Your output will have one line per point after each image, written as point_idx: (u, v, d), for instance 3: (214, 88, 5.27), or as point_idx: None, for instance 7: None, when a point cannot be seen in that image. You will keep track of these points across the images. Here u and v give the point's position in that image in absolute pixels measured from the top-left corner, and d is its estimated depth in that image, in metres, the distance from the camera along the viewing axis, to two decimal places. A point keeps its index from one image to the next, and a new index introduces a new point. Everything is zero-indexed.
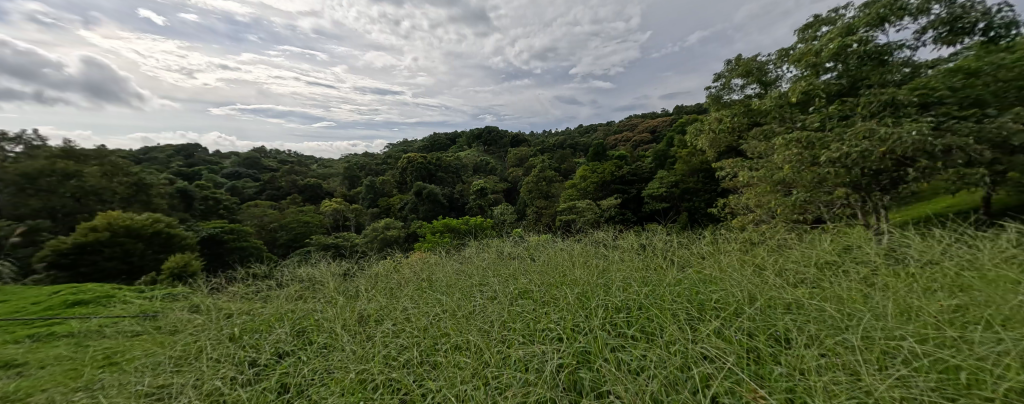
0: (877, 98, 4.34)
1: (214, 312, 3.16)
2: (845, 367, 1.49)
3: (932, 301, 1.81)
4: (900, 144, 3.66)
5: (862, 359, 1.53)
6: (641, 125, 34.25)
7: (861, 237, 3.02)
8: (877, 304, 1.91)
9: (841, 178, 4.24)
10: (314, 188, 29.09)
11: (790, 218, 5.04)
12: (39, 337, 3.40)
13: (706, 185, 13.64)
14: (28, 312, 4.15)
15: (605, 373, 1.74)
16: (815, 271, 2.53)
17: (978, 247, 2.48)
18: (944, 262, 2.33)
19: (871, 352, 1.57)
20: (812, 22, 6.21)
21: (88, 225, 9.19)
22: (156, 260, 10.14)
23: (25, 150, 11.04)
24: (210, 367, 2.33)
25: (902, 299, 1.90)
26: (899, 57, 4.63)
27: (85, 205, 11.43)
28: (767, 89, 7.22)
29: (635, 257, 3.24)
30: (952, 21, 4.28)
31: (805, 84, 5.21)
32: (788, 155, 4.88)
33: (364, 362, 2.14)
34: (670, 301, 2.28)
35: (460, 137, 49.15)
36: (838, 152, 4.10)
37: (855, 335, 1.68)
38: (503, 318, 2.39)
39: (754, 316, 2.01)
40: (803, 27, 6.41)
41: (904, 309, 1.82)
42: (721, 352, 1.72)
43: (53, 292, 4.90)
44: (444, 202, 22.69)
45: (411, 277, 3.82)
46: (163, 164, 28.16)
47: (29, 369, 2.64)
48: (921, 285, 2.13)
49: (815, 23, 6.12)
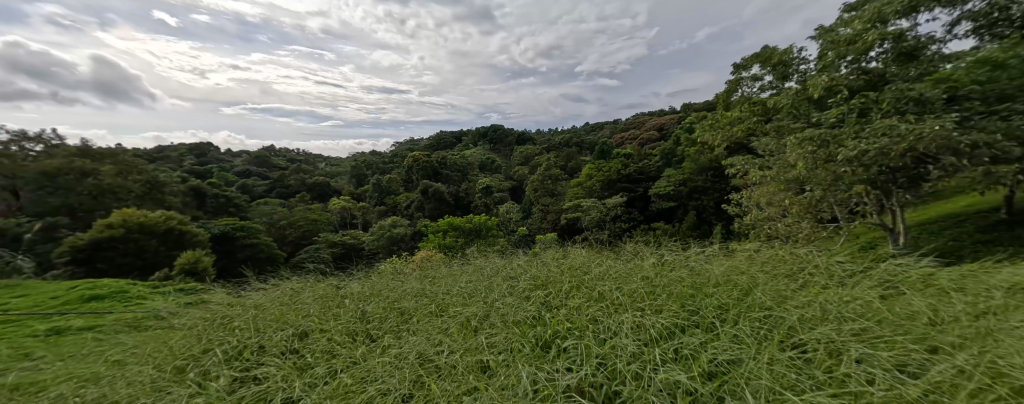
0: (903, 93, 4.10)
1: (218, 312, 3.19)
2: (881, 380, 1.40)
3: (980, 320, 1.71)
4: (922, 140, 3.49)
5: (889, 367, 1.47)
6: (650, 123, 33.72)
7: (884, 248, 2.89)
8: (908, 319, 1.84)
9: (857, 176, 4.07)
10: (322, 186, 29.51)
11: (802, 216, 4.94)
12: (56, 331, 3.51)
13: (715, 184, 13.47)
14: (47, 305, 4.27)
15: (617, 376, 1.67)
16: (832, 277, 2.45)
17: (1005, 264, 2.39)
18: (970, 274, 2.26)
19: (902, 367, 1.48)
20: (855, 9, 5.15)
21: (104, 221, 9.33)
22: (169, 257, 10.37)
23: (44, 149, 11.16)
24: (210, 373, 2.33)
25: (943, 317, 1.80)
26: (925, 50, 4.44)
27: (102, 202, 11.57)
28: (782, 85, 6.49)
29: (644, 258, 3.17)
30: (992, 13, 4.02)
31: (825, 79, 4.85)
32: (801, 153, 4.61)
33: (369, 372, 2.10)
34: (683, 307, 2.22)
35: (466, 136, 48.91)
36: (855, 150, 3.91)
37: (882, 346, 1.61)
38: (511, 323, 2.33)
39: (777, 324, 1.92)
40: (847, 12, 5.24)
41: (929, 322, 1.76)
42: (742, 364, 1.61)
43: (71, 287, 5.04)
44: (450, 201, 22.54)
45: (414, 277, 3.77)
46: (179, 163, 28.72)
47: (48, 361, 2.76)
48: (954, 292, 2.06)
49: (856, 4, 5.17)
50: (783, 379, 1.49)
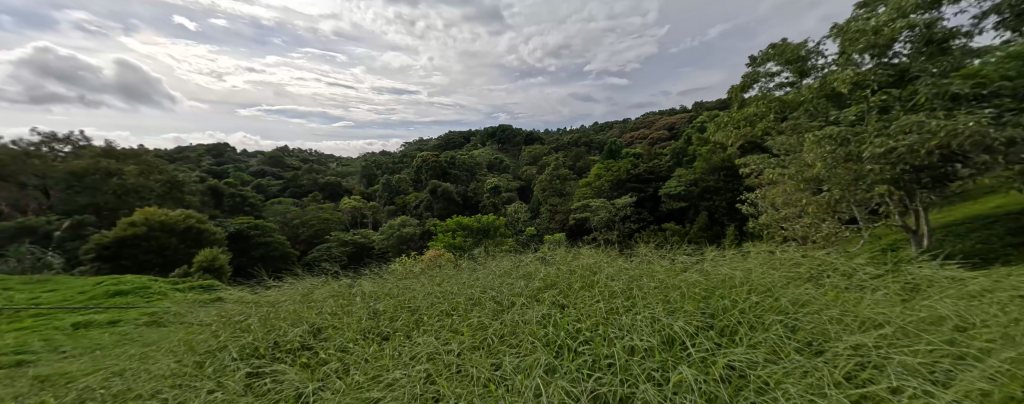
0: (937, 88, 3.83)
1: (234, 310, 3.28)
2: (904, 387, 1.38)
3: (1008, 326, 1.67)
4: (956, 137, 3.26)
5: (910, 372, 1.45)
6: (660, 122, 33.36)
7: (904, 252, 2.82)
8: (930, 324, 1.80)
9: (882, 176, 3.86)
10: (334, 186, 29.98)
11: (821, 218, 4.88)
12: (83, 325, 3.65)
13: (728, 184, 13.23)
14: (75, 300, 4.46)
15: (631, 378, 1.68)
16: (849, 282, 2.41)
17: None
18: (995, 280, 2.20)
19: (926, 375, 1.44)
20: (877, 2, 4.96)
21: (127, 220, 9.66)
22: (189, 254, 10.68)
23: (72, 150, 11.63)
24: (230, 369, 2.40)
25: (970, 325, 1.75)
26: (951, 45, 4.21)
27: (126, 201, 11.93)
28: (801, 80, 6.35)
29: (654, 260, 3.15)
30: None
31: (852, 74, 4.55)
32: (820, 152, 4.43)
33: (384, 370, 2.15)
34: (696, 309, 2.20)
35: (475, 136, 49.07)
36: (881, 147, 3.67)
37: (903, 352, 1.58)
38: (522, 324, 2.35)
39: (793, 328, 1.91)
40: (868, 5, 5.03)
41: (952, 328, 1.72)
42: (756, 371, 1.60)
43: (97, 282, 5.23)
44: (459, 201, 22.64)
45: (424, 277, 3.81)
46: (197, 162, 29.53)
47: (74, 355, 2.87)
48: (978, 298, 2.01)
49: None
50: (799, 385, 1.48)
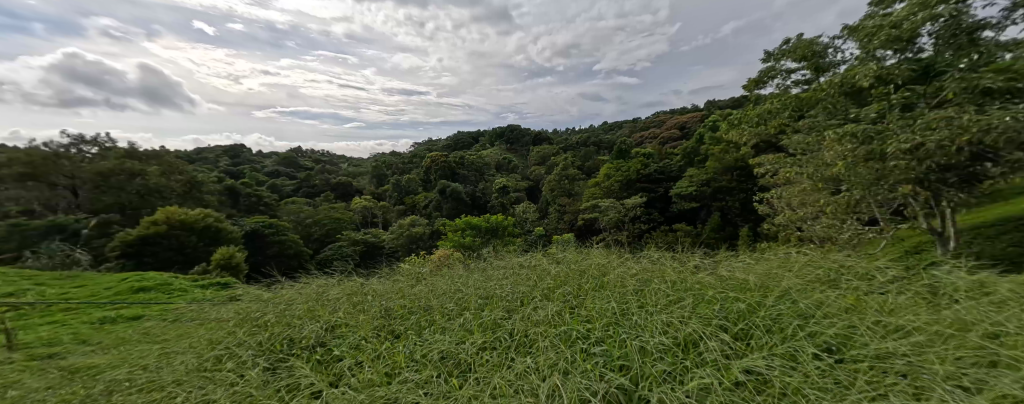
0: (965, 83, 3.66)
1: (251, 307, 3.35)
2: (929, 395, 1.34)
3: None
4: (987, 133, 3.15)
5: (936, 379, 1.41)
6: (671, 121, 32.94)
7: (928, 255, 2.73)
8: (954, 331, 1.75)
9: (906, 174, 3.75)
10: (345, 186, 30.40)
11: (839, 218, 4.76)
12: (109, 320, 3.79)
13: (741, 184, 12.98)
14: (101, 295, 4.62)
15: (646, 381, 1.67)
16: (869, 285, 2.36)
17: None
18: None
19: (952, 381, 1.41)
20: None
21: (150, 218, 9.99)
22: (207, 252, 10.96)
23: (98, 151, 12.07)
24: (249, 364, 2.46)
25: (999, 331, 1.69)
26: (978, 37, 4.05)
27: (148, 201, 12.21)
28: (818, 77, 6.18)
29: (666, 261, 3.12)
30: None
31: (874, 69, 4.39)
32: (840, 150, 4.33)
33: (398, 369, 2.18)
34: (710, 311, 2.18)
35: (484, 136, 49.21)
36: (907, 144, 3.55)
37: (928, 359, 1.54)
38: (533, 323, 2.36)
39: (811, 333, 1.87)
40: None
41: (980, 335, 1.67)
42: (773, 374, 1.58)
43: (121, 279, 5.42)
44: (468, 200, 22.75)
45: (435, 276, 3.84)
46: (214, 163, 30.29)
47: (101, 348, 2.98)
48: (1006, 304, 1.95)
49: None
50: (819, 390, 1.45)
